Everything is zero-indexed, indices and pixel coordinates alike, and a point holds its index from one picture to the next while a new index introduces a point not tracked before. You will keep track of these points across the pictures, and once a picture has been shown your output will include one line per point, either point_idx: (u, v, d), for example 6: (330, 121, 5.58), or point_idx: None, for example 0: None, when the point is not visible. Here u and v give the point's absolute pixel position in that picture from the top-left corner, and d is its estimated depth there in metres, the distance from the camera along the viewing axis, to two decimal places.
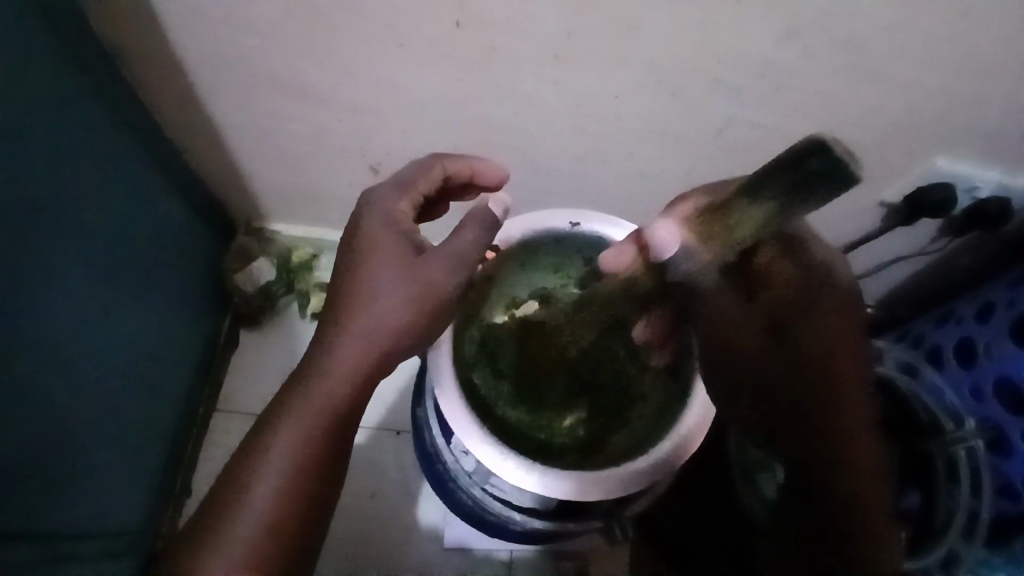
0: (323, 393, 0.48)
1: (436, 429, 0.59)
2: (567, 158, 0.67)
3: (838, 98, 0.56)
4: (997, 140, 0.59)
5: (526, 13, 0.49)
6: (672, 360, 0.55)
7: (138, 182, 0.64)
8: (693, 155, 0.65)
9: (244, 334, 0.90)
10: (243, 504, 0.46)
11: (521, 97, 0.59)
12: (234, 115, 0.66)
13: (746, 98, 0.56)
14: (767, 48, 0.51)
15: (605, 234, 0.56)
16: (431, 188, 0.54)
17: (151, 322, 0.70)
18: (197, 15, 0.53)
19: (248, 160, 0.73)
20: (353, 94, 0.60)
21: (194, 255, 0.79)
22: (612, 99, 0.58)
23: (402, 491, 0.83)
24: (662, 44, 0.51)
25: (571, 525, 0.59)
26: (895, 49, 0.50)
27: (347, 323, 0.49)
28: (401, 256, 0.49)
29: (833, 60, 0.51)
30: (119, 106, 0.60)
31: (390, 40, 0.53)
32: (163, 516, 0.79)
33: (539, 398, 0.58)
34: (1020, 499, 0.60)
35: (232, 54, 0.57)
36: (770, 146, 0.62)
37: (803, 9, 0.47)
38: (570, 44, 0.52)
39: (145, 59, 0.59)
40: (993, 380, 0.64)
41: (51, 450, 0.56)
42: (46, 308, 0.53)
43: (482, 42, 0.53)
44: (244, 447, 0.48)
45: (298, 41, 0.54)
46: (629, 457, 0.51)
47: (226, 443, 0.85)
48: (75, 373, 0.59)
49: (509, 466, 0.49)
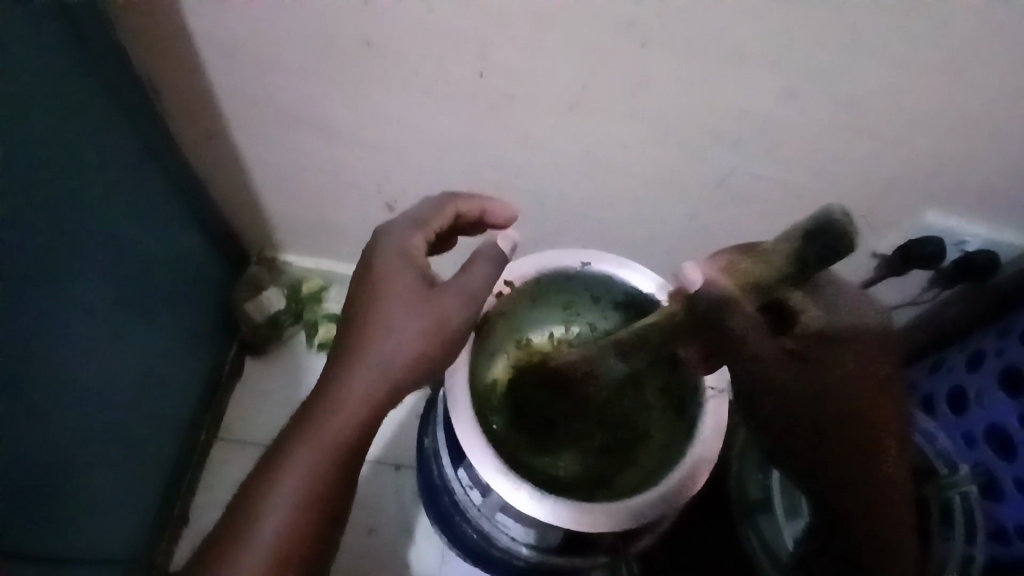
0: (333, 427, 0.49)
1: (446, 459, 0.59)
2: (577, 203, 0.70)
3: (834, 154, 0.59)
4: (986, 197, 0.63)
5: (544, 65, 0.53)
6: (679, 396, 0.56)
7: (157, 208, 0.66)
8: (696, 203, 0.68)
9: (250, 362, 0.91)
10: (252, 531, 0.46)
11: (535, 144, 0.62)
12: (257, 149, 0.68)
13: (749, 150, 0.59)
14: (768, 105, 0.54)
15: (616, 274, 0.58)
16: (444, 224, 0.56)
17: (159, 345, 0.71)
18: (230, 53, 0.56)
19: (266, 193, 0.76)
20: (375, 134, 0.63)
21: (207, 282, 0.80)
22: (621, 148, 0.61)
23: (398, 526, 0.83)
24: (667, 99, 0.55)
25: (576, 560, 0.60)
26: (886, 110, 0.54)
27: (362, 354, 0.50)
28: (416, 290, 0.51)
29: (830, 119, 0.55)
30: (146, 135, 0.62)
31: (414, 85, 0.57)
32: (159, 542, 0.78)
33: (548, 438, 0.59)
34: (1010, 543, 0.64)
35: (259, 90, 0.60)
36: (772, 195, 0.65)
37: (802, 71, 0.51)
38: (584, 95, 0.55)
39: (177, 91, 0.62)
40: (983, 428, 0.67)
41: (52, 466, 0.57)
42: (58, 326, 0.54)
43: (500, 90, 0.56)
44: (253, 479, 0.49)
45: (325, 81, 0.58)
46: (636, 491, 0.51)
47: (226, 473, 0.85)
48: (83, 391, 0.59)
49: (521, 494, 0.49)
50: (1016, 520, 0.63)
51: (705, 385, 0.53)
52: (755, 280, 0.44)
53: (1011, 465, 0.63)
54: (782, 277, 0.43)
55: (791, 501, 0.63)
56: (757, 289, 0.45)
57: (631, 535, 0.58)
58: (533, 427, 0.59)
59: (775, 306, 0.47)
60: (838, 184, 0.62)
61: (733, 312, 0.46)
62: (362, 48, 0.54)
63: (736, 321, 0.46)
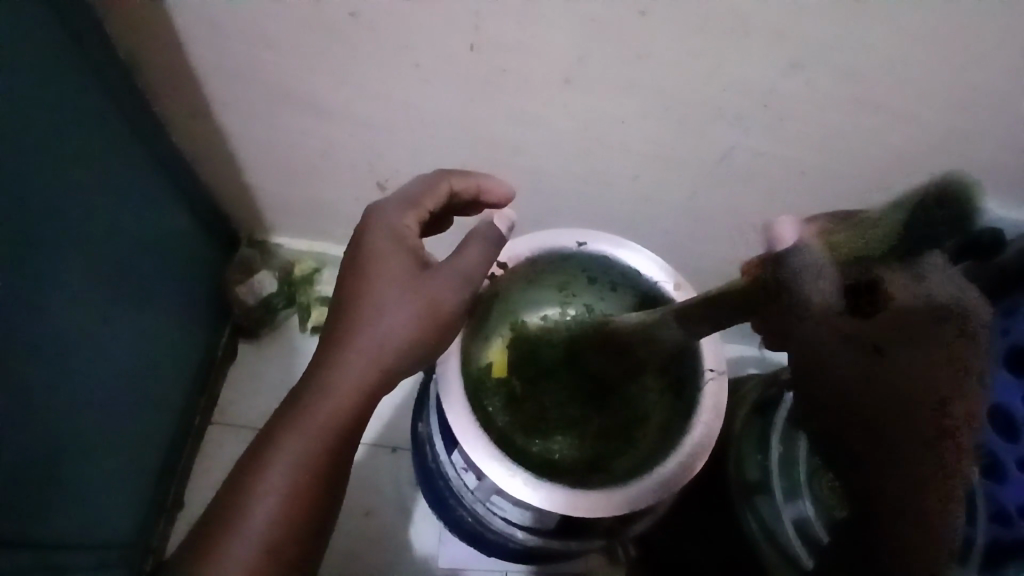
0: (323, 414, 0.48)
1: (439, 443, 0.58)
2: (573, 180, 0.68)
3: (838, 129, 0.57)
4: (992, 171, 0.61)
5: (539, 38, 0.51)
6: (675, 378, 0.55)
7: (145, 189, 0.64)
8: (696, 180, 0.66)
9: (243, 345, 0.90)
10: (241, 520, 0.45)
11: (530, 120, 0.60)
12: (245, 128, 0.67)
13: (751, 125, 0.58)
14: (771, 78, 0.52)
15: (612, 254, 0.57)
16: (437, 203, 0.54)
17: (151, 329, 0.70)
18: (215, 28, 0.54)
19: (256, 173, 0.74)
20: (365, 111, 0.62)
21: (198, 265, 0.79)
22: (618, 123, 0.59)
23: (395, 508, 0.83)
24: (668, 73, 0.53)
25: (572, 543, 0.59)
26: (893, 83, 0.52)
27: (353, 339, 0.49)
28: (408, 273, 0.50)
29: (835, 92, 0.53)
30: (131, 114, 0.60)
31: (405, 60, 0.55)
32: (155, 527, 0.78)
33: (542, 422, 0.58)
34: (1011, 525, 0.62)
35: (246, 66, 0.58)
36: (773, 171, 0.63)
37: (807, 42, 0.49)
38: (581, 69, 0.53)
39: (160, 69, 0.60)
40: (986, 409, 0.67)
41: (45, 454, 0.56)
42: (47, 311, 0.53)
43: (494, 64, 0.54)
44: (242, 467, 0.48)
45: (314, 56, 0.56)
46: (632, 475, 0.51)
47: (221, 457, 0.84)
48: (75, 377, 0.58)
49: (514, 480, 0.48)
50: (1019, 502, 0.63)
51: (705, 366, 0.53)
52: (847, 249, 0.37)
53: (1015, 447, 0.64)
54: (885, 246, 0.35)
55: (791, 482, 0.61)
56: (853, 258, 0.37)
57: (627, 518, 0.57)
58: (527, 411, 0.58)
59: (862, 287, 0.38)
60: (841, 160, 0.61)
61: (807, 278, 0.39)
62: (349, 20, 0.52)
63: (811, 290, 0.39)
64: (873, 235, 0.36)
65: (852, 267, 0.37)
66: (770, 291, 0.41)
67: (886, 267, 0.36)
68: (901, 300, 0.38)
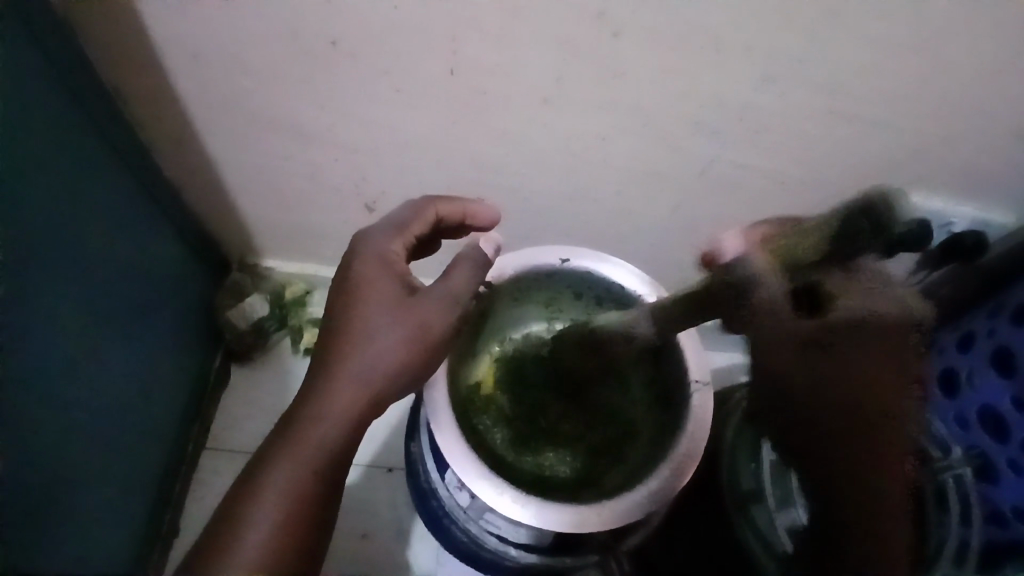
0: (312, 439, 0.48)
1: (431, 463, 0.58)
2: (557, 198, 0.69)
3: (816, 140, 0.58)
4: (970, 176, 0.62)
5: (516, 61, 0.52)
6: (664, 391, 0.55)
7: (134, 219, 0.65)
8: (678, 194, 0.67)
9: (235, 371, 0.90)
10: (234, 547, 0.45)
11: (512, 140, 0.61)
12: (232, 156, 0.67)
13: (729, 139, 0.59)
14: (746, 92, 0.53)
15: (595, 271, 0.57)
16: (424, 229, 0.55)
17: (143, 358, 0.71)
18: (198, 59, 0.55)
19: (244, 199, 0.75)
20: (348, 136, 0.62)
21: (189, 292, 0.79)
22: (599, 141, 0.60)
23: (392, 529, 0.83)
24: (645, 90, 0.54)
25: (567, 559, 0.59)
26: (865, 93, 0.53)
27: (341, 366, 0.49)
28: (396, 296, 0.50)
29: (809, 104, 0.54)
30: (117, 146, 0.61)
31: (385, 85, 0.56)
32: (151, 556, 0.77)
33: (533, 437, 0.59)
34: (1008, 525, 0.63)
35: (230, 96, 0.59)
36: (753, 184, 0.64)
37: (779, 57, 0.50)
38: (559, 89, 0.54)
39: (146, 101, 0.61)
40: (977, 410, 0.67)
41: (40, 487, 0.56)
42: (39, 344, 0.53)
43: (473, 86, 0.55)
44: (232, 495, 0.48)
45: (297, 84, 0.56)
46: (623, 488, 0.51)
47: (216, 483, 0.84)
48: (68, 408, 0.59)
49: (505, 500, 0.48)
50: (1013, 501, 0.63)
51: (690, 378, 0.52)
52: (787, 258, 0.45)
53: (1005, 447, 0.63)
54: (821, 254, 0.44)
55: (784, 492, 0.63)
56: (791, 264, 0.45)
57: (621, 532, 0.57)
58: (520, 425, 0.59)
59: (808, 289, 0.47)
60: (819, 170, 0.62)
61: (763, 284, 0.46)
62: (329, 48, 0.53)
63: (762, 292, 0.46)
64: (807, 246, 0.44)
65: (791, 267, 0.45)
66: (714, 298, 0.47)
67: (824, 271, 0.45)
68: (844, 301, 0.46)
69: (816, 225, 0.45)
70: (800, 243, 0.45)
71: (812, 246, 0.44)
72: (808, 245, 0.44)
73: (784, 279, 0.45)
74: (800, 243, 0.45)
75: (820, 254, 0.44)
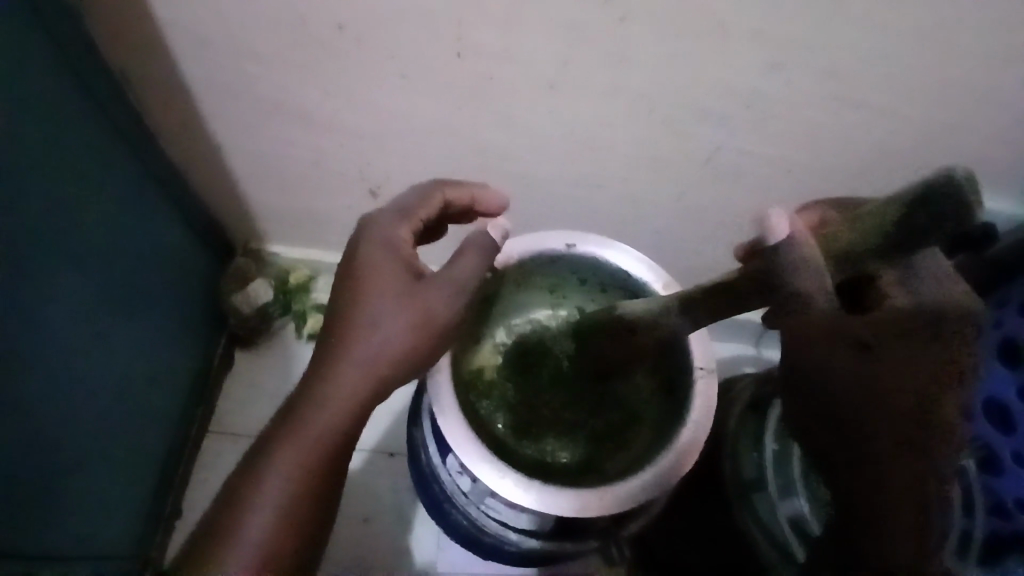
0: (316, 423, 0.48)
1: (433, 447, 0.59)
2: (563, 184, 0.69)
3: (824, 127, 0.57)
4: (979, 165, 0.61)
5: (523, 45, 0.51)
6: (666, 379, 0.55)
7: (138, 202, 0.65)
8: (683, 181, 0.66)
9: (239, 355, 0.90)
10: (239, 530, 0.46)
11: (518, 125, 0.60)
12: (237, 140, 0.67)
13: (736, 126, 0.58)
14: (755, 78, 0.53)
15: (602, 256, 0.57)
16: (431, 214, 0.55)
17: (147, 342, 0.71)
18: (202, 42, 0.55)
19: (249, 184, 0.75)
20: (353, 120, 0.62)
21: (193, 276, 0.79)
22: (605, 127, 0.60)
23: (395, 514, 0.83)
24: (652, 76, 0.53)
25: (567, 544, 0.59)
26: (875, 80, 0.52)
27: (346, 350, 0.49)
28: (404, 281, 0.50)
29: (817, 91, 0.54)
30: (121, 128, 0.60)
31: (390, 68, 0.55)
32: (154, 538, 0.78)
33: (536, 424, 0.59)
34: (1011, 518, 0.63)
35: (234, 79, 0.59)
36: (759, 171, 0.64)
37: (788, 43, 0.49)
38: (566, 74, 0.54)
39: (151, 83, 0.60)
40: (981, 401, 0.67)
41: (43, 469, 0.56)
42: (44, 327, 0.54)
43: (479, 71, 0.54)
44: (237, 478, 0.48)
45: (302, 67, 0.56)
46: (626, 473, 0.51)
47: (219, 468, 0.84)
48: (72, 390, 0.59)
49: (506, 483, 0.48)
50: (1016, 494, 0.62)
51: (694, 365, 0.53)
52: (844, 249, 0.42)
53: (1009, 440, 0.64)
54: (880, 245, 0.39)
55: (786, 479, 0.62)
56: (845, 256, 0.42)
57: (622, 518, 0.57)
58: (523, 411, 0.59)
59: (858, 282, 0.45)
60: (827, 158, 0.61)
61: (806, 273, 0.44)
62: (335, 31, 0.52)
63: (805, 278, 0.44)
64: (870, 236, 0.40)
65: (845, 262, 0.43)
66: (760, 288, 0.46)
67: (897, 260, 0.41)
68: (896, 297, 0.45)
69: (871, 214, 0.41)
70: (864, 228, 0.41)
71: (868, 236, 0.40)
72: (870, 228, 0.40)
73: (834, 270, 0.43)
74: (843, 234, 0.43)
75: (880, 241, 0.39)
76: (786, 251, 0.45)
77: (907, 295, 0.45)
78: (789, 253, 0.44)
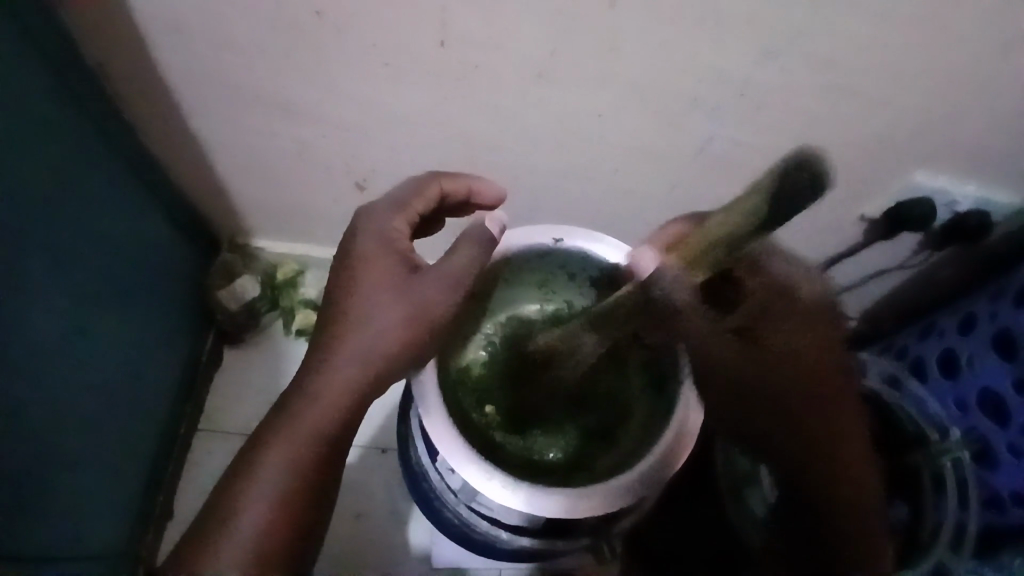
0: (308, 421, 0.47)
1: (421, 446, 0.58)
2: (552, 176, 0.68)
3: (818, 116, 0.56)
4: (975, 155, 0.61)
5: (509, 33, 0.50)
6: (658, 373, 0.54)
7: (121, 197, 0.64)
8: (675, 173, 0.65)
9: (229, 353, 0.89)
10: (230, 528, 0.45)
11: (506, 115, 0.59)
12: (219, 132, 0.66)
13: (727, 115, 0.57)
14: (746, 66, 0.52)
15: (589, 250, 0.55)
16: (427, 206, 0.53)
17: (134, 339, 0.70)
18: (181, 34, 0.54)
19: (233, 178, 0.73)
20: (337, 111, 0.61)
21: (178, 272, 0.78)
22: (595, 117, 0.58)
23: (388, 509, 0.82)
24: (643, 65, 0.52)
25: (559, 543, 0.58)
26: (870, 68, 0.51)
27: (339, 345, 0.48)
28: (397, 276, 0.49)
29: (811, 79, 0.52)
30: (101, 121, 0.59)
31: (374, 59, 0.54)
32: (145, 537, 0.77)
33: (529, 420, 0.58)
34: (1005, 510, 0.62)
35: (216, 72, 0.57)
36: (753, 162, 0.63)
37: (782, 30, 0.48)
38: (553, 63, 0.53)
39: (130, 77, 0.59)
40: (977, 393, 0.65)
41: (31, 471, 0.55)
42: (28, 328, 0.53)
43: (464, 60, 0.53)
44: (230, 475, 0.47)
45: (285, 58, 0.55)
46: (614, 473, 0.50)
47: (210, 465, 0.83)
48: (58, 391, 0.58)
49: (493, 485, 0.47)
50: (1012, 487, 0.61)
51: (682, 362, 0.52)
52: (717, 238, 0.41)
53: (1005, 431, 0.62)
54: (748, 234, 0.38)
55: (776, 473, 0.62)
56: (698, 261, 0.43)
57: (612, 516, 0.57)
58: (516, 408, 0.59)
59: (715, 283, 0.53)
60: (820, 148, 0.60)
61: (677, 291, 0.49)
62: (315, 19, 0.51)
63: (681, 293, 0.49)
64: (732, 225, 0.38)
65: (705, 263, 0.43)
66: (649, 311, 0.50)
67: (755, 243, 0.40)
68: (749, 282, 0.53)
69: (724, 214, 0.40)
70: (715, 230, 0.40)
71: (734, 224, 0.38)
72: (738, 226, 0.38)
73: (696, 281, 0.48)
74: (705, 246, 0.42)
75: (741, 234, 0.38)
76: (662, 277, 0.49)
77: (760, 281, 0.53)
78: (665, 278, 0.49)
